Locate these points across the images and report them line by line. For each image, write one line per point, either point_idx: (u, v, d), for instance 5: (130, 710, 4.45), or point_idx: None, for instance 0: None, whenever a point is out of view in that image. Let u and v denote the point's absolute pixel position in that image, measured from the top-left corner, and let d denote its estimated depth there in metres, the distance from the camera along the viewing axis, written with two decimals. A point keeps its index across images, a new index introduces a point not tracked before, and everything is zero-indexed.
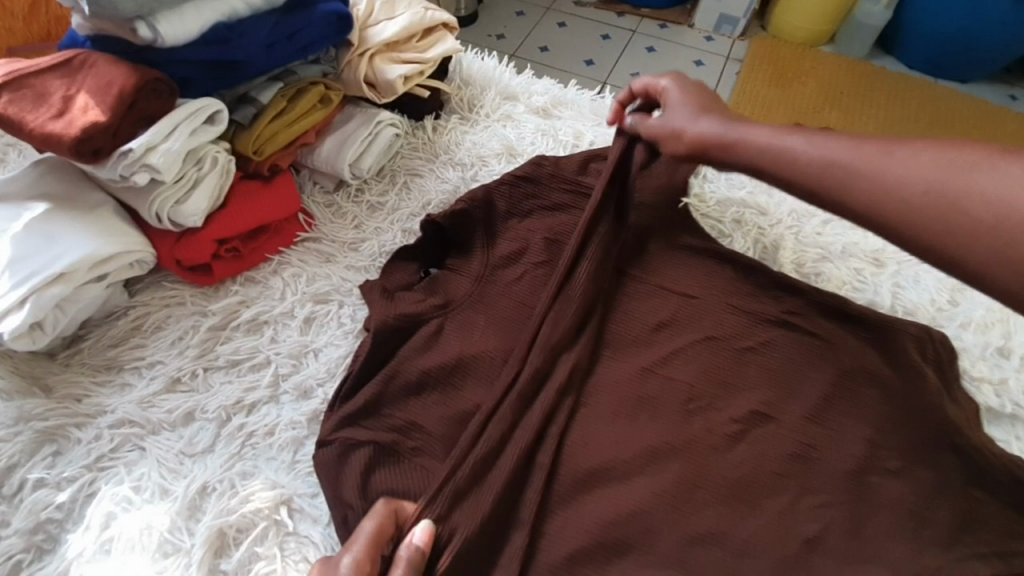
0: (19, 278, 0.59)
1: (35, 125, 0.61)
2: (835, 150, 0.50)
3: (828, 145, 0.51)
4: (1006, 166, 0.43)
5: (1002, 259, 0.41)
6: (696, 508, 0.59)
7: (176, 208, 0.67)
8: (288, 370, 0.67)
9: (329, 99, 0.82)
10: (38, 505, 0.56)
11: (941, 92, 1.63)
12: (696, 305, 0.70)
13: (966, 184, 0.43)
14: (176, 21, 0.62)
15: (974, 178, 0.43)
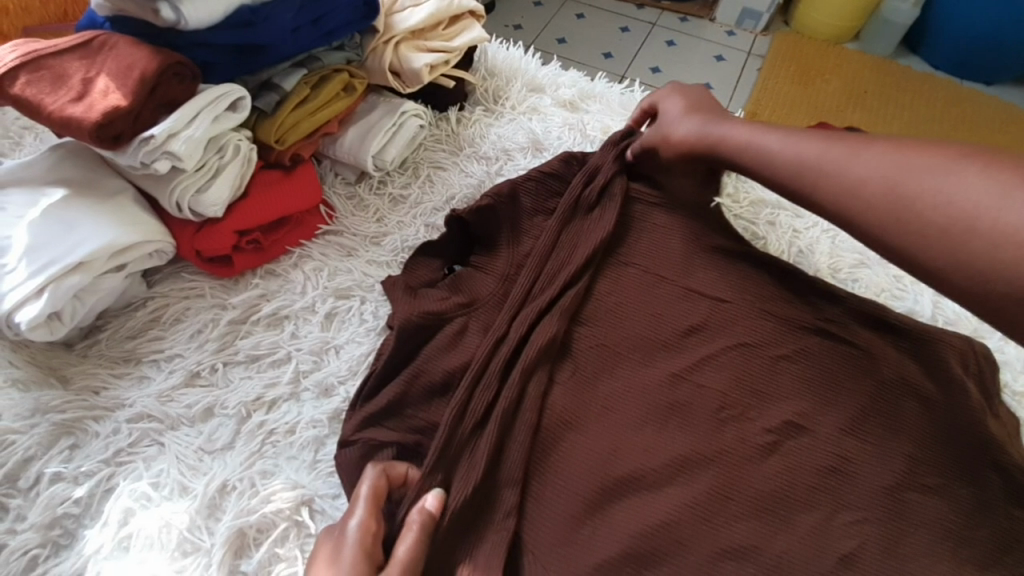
0: (37, 266, 0.57)
1: (55, 108, 0.59)
2: (798, 150, 0.52)
3: (794, 144, 0.52)
4: (948, 166, 0.43)
5: (940, 253, 0.42)
6: (726, 521, 0.57)
7: (197, 196, 0.65)
8: (309, 367, 0.65)
9: (352, 87, 0.80)
10: (54, 500, 0.55)
11: (968, 94, 1.58)
12: (727, 309, 0.68)
13: (907, 185, 0.44)
14: (201, 2, 0.60)
15: (916, 176, 0.44)
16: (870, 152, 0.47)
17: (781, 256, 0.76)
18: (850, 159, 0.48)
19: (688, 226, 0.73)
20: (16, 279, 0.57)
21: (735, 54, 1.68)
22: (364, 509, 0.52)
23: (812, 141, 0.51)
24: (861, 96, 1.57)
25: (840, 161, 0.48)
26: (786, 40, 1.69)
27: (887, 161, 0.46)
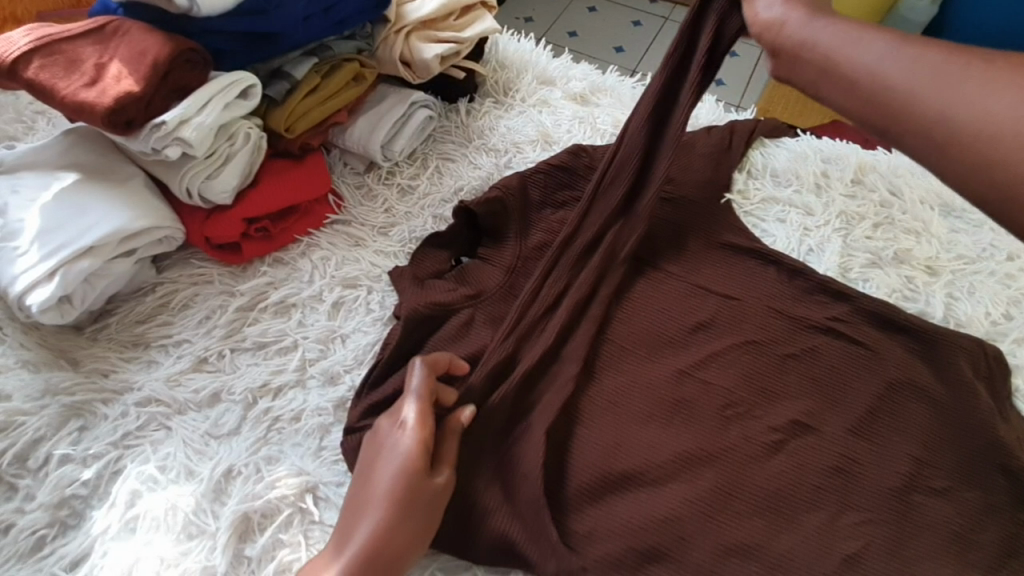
0: (50, 249, 0.58)
1: (68, 92, 0.59)
2: (913, 69, 0.41)
3: (904, 60, 0.42)
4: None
5: None
6: (731, 519, 0.57)
7: (207, 183, 0.66)
8: (315, 355, 0.65)
9: (363, 77, 0.79)
10: (63, 480, 0.56)
11: None
12: (735, 307, 0.68)
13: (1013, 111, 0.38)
14: None
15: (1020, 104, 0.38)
16: (986, 78, 0.40)
17: (790, 254, 0.75)
18: (966, 86, 0.40)
19: (695, 221, 0.74)
20: (29, 262, 0.58)
21: (749, 50, 1.71)
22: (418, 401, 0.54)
23: (930, 60, 0.42)
24: None
25: (949, 91, 0.40)
26: None
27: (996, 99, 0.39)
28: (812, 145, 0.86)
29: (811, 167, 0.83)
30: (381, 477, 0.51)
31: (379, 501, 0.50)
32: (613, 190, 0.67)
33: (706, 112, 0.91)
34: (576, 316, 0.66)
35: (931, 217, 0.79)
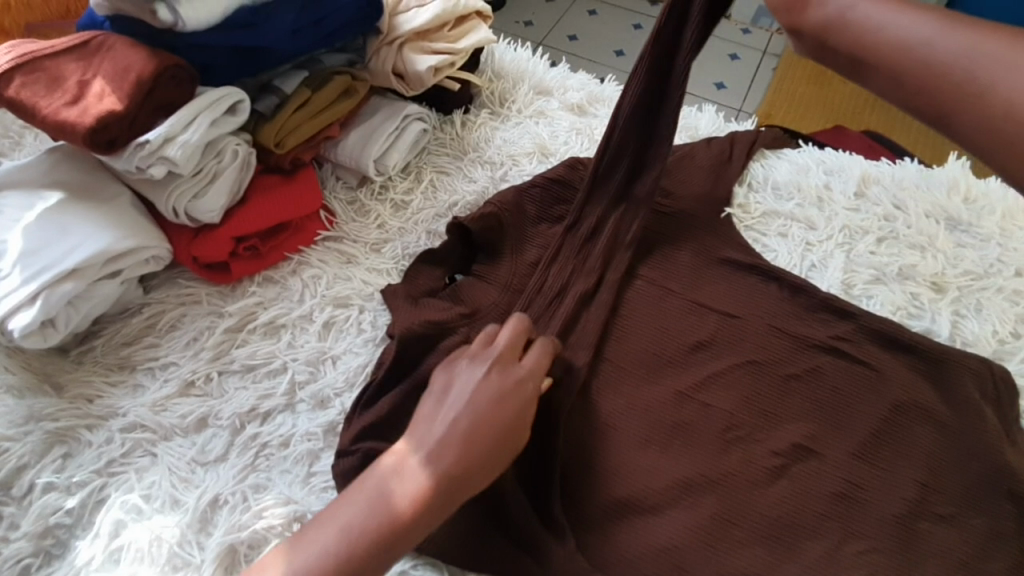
0: (32, 272, 0.57)
1: (49, 111, 0.58)
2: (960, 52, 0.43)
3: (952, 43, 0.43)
4: None
5: None
6: (730, 548, 0.55)
7: (194, 202, 0.64)
8: (305, 378, 0.64)
9: (354, 90, 0.78)
10: (46, 510, 0.54)
11: None
12: (736, 325, 0.67)
13: None
14: (198, 2, 0.59)
15: None
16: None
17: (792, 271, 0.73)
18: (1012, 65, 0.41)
19: (694, 237, 0.73)
20: (9, 286, 0.56)
21: (750, 52, 1.70)
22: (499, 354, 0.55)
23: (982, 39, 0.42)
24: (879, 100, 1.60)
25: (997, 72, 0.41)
26: None
27: (991, 46, 0.42)
28: (815, 156, 0.85)
29: (813, 179, 0.81)
30: (435, 426, 0.50)
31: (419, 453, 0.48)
32: (607, 188, 0.70)
33: (706, 123, 0.90)
34: (573, 336, 0.65)
35: (937, 231, 0.77)
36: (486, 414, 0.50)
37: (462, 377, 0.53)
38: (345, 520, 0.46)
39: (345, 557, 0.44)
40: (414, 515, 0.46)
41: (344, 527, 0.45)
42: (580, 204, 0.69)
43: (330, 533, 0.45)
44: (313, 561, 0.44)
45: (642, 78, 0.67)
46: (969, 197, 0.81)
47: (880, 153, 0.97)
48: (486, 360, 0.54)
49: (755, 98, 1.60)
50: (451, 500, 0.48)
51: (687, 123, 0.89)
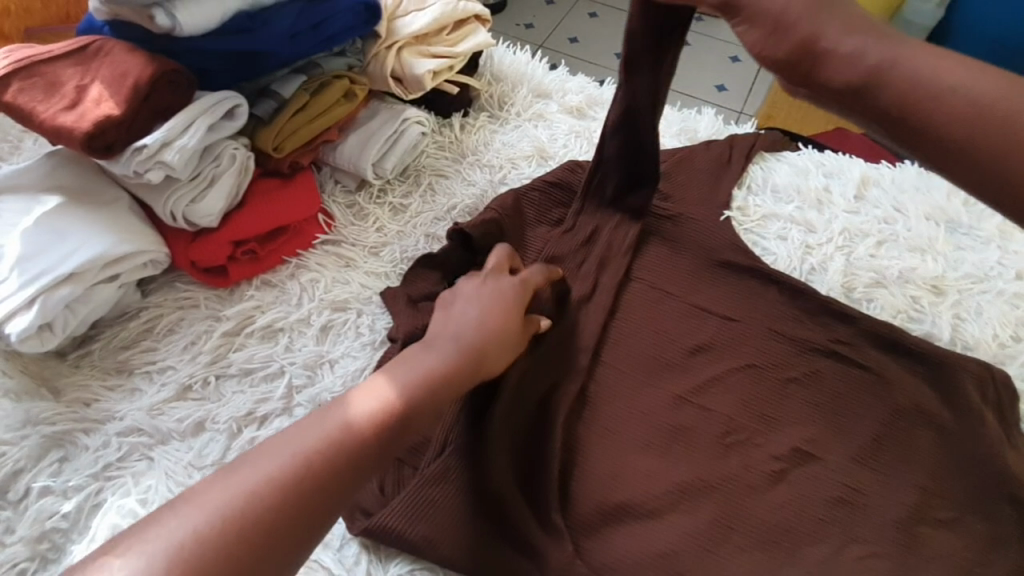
0: (30, 276, 0.57)
1: (47, 116, 0.58)
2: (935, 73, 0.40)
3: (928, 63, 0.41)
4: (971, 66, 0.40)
5: None
6: (730, 553, 0.55)
7: (192, 206, 0.64)
8: (302, 382, 0.63)
9: (354, 94, 0.77)
10: (43, 514, 0.54)
11: None
12: (735, 329, 0.66)
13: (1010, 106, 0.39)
14: (196, 8, 0.59)
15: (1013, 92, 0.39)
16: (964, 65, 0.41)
17: (791, 274, 0.73)
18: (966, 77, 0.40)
19: (693, 241, 0.73)
20: (6, 290, 0.56)
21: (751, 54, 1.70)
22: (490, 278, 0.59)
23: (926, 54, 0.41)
24: None
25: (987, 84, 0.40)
26: None
27: (957, 69, 0.40)
28: (814, 158, 0.84)
29: (813, 182, 0.81)
30: (444, 326, 0.54)
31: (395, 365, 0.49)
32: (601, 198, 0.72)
33: (706, 125, 0.89)
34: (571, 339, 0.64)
35: (937, 234, 0.76)
36: (484, 321, 0.54)
37: (459, 292, 0.58)
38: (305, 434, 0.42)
39: (301, 474, 0.40)
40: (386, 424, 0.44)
41: (310, 442, 0.41)
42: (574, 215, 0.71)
43: (286, 449, 0.41)
44: (263, 478, 0.39)
45: (614, 121, 0.68)
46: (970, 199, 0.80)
47: (881, 154, 0.97)
48: (478, 283, 0.59)
49: (756, 100, 1.60)
50: (424, 412, 0.47)
51: (687, 126, 0.89)
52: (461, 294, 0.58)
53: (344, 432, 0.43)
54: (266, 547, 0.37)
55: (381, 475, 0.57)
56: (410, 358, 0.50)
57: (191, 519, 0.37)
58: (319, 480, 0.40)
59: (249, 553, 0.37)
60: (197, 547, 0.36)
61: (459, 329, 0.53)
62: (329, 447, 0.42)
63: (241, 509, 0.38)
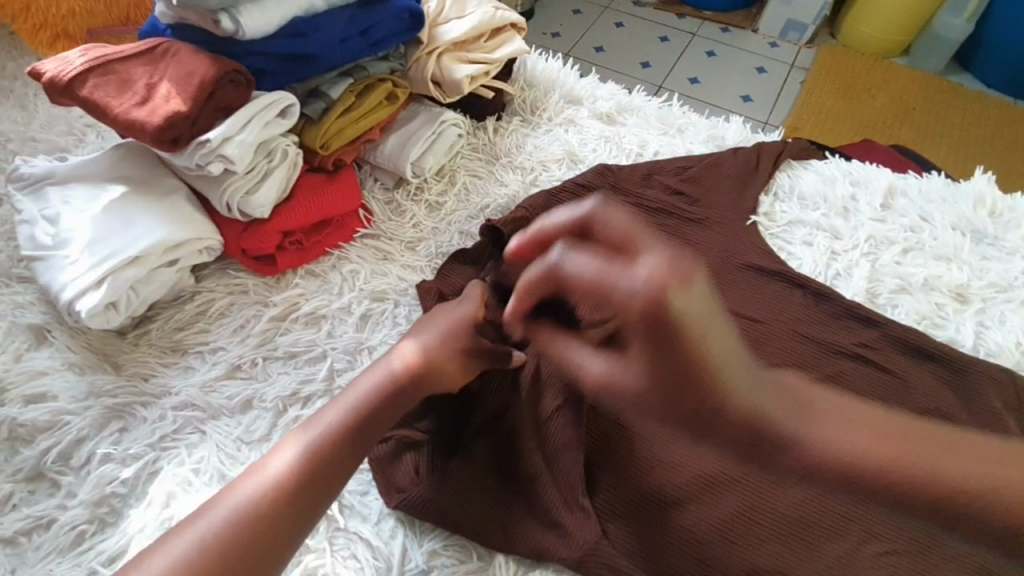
0: (100, 258, 0.62)
1: (120, 110, 0.63)
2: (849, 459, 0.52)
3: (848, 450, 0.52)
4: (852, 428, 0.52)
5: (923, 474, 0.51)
6: (751, 544, 0.56)
7: (246, 198, 0.68)
8: (343, 366, 0.67)
9: (396, 96, 0.82)
10: (103, 479, 0.58)
11: (1008, 110, 1.64)
12: (761, 330, 0.69)
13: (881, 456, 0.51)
14: (258, 13, 0.63)
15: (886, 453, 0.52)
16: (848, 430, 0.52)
17: (817, 278, 0.75)
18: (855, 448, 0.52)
19: (720, 245, 0.75)
20: (79, 270, 0.61)
21: (777, 65, 1.72)
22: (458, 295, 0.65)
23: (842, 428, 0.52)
24: (908, 111, 1.62)
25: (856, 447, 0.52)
26: (833, 55, 1.74)
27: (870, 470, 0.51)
28: (841, 167, 0.86)
29: (840, 190, 0.83)
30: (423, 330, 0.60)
31: (414, 333, 0.61)
32: None
33: (733, 133, 0.92)
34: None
35: (962, 243, 0.78)
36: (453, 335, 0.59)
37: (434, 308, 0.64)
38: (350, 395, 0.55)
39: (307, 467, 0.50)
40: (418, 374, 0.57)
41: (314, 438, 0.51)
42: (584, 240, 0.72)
43: (339, 405, 0.54)
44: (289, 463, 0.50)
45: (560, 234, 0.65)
46: (996, 211, 0.81)
47: (907, 164, 0.99)
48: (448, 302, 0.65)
49: (781, 111, 1.61)
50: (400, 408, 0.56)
51: (714, 133, 0.92)
52: (435, 311, 0.64)
53: (384, 384, 0.56)
54: (331, 478, 0.51)
55: (416, 456, 0.59)
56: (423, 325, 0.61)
57: (282, 462, 0.50)
58: (367, 422, 0.54)
59: (325, 480, 0.50)
60: (288, 482, 0.49)
61: (442, 314, 0.62)
62: (372, 397, 0.55)
63: (314, 447, 0.51)
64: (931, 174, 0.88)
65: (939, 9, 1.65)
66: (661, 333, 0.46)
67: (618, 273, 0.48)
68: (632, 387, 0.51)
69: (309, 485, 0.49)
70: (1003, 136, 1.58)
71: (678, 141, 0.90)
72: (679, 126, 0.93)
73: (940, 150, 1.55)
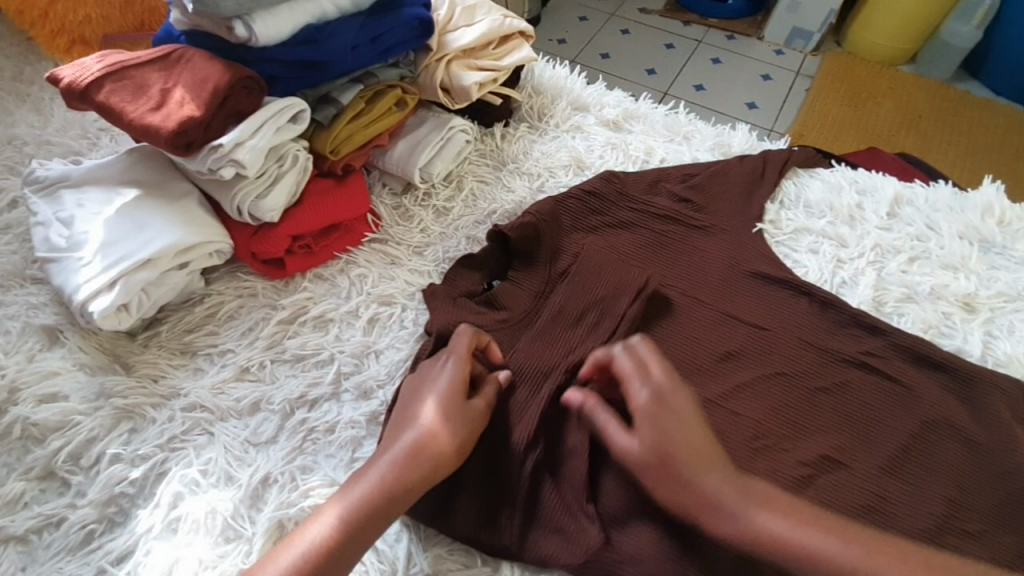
0: (113, 260, 0.63)
1: (135, 116, 0.64)
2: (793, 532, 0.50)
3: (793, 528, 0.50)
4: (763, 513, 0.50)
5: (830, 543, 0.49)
6: (759, 553, 0.55)
7: (257, 202, 0.69)
8: (350, 369, 0.68)
9: (405, 102, 0.83)
10: (112, 479, 0.58)
11: (1015, 117, 1.63)
12: (766, 338, 0.69)
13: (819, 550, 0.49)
14: (271, 20, 0.64)
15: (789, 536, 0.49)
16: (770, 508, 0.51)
17: (822, 286, 0.74)
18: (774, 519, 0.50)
19: (727, 252, 0.75)
20: (92, 272, 0.62)
21: (783, 73, 1.72)
22: (461, 354, 0.60)
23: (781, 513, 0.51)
24: (914, 119, 1.62)
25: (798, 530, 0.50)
26: (839, 63, 1.75)
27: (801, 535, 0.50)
28: (847, 175, 0.86)
29: (846, 199, 0.82)
30: (427, 396, 0.57)
31: (432, 399, 0.57)
32: (608, 267, 0.70)
33: (739, 140, 0.92)
34: (586, 350, 0.65)
35: (970, 253, 0.77)
36: (455, 402, 0.56)
37: (432, 368, 0.60)
38: (380, 467, 0.52)
39: (341, 531, 0.49)
40: (446, 458, 0.53)
41: (346, 504, 0.50)
42: (590, 257, 0.71)
43: (371, 477, 0.51)
44: (327, 528, 0.49)
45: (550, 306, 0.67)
46: (1004, 220, 0.81)
47: (914, 172, 0.98)
48: (450, 366, 0.59)
49: (788, 118, 1.61)
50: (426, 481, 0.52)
51: (721, 140, 0.92)
52: (434, 376, 0.59)
53: (415, 462, 0.52)
54: (366, 535, 0.49)
55: None
56: (442, 394, 0.57)
57: (319, 532, 0.48)
58: (400, 505, 0.51)
59: (357, 559, 0.49)
60: (327, 546, 0.48)
61: (451, 385, 0.57)
62: (402, 474, 0.52)
63: (349, 522, 0.49)
64: (938, 182, 0.88)
65: (949, 16, 1.64)
66: (661, 488, 0.52)
67: (642, 419, 0.55)
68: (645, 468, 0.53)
69: (349, 544, 0.49)
70: (1010, 145, 1.58)
71: (683, 148, 0.90)
72: (685, 133, 0.93)
73: (946, 158, 1.54)
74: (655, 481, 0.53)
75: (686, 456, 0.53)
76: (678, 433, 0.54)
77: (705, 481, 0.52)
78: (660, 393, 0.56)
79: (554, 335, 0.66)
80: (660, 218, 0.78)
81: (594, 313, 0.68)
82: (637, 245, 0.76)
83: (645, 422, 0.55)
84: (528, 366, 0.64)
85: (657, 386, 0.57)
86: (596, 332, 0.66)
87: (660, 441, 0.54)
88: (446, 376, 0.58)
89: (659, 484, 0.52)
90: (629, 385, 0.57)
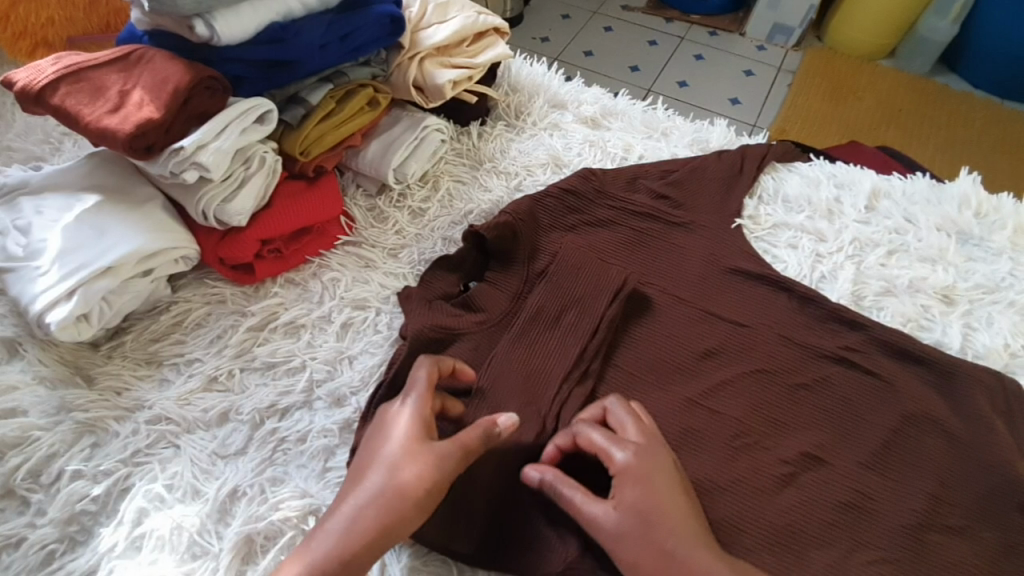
0: (70, 269, 0.60)
1: (92, 118, 0.61)
2: None
3: None
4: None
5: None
6: (737, 554, 0.54)
7: (223, 206, 0.67)
8: (322, 377, 0.66)
9: (377, 102, 0.82)
10: (73, 496, 0.56)
11: (992, 110, 1.65)
12: (747, 334, 0.68)
13: None
14: (233, 18, 0.62)
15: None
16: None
17: (802, 281, 0.74)
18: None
19: (707, 249, 0.75)
20: (49, 281, 0.60)
21: (764, 69, 1.73)
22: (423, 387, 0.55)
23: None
24: (894, 113, 1.63)
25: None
26: (819, 57, 1.76)
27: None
28: (826, 169, 0.86)
29: (824, 193, 0.82)
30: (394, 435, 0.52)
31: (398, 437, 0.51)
32: (585, 268, 0.69)
33: (718, 135, 0.91)
34: (565, 351, 0.64)
35: (948, 245, 0.77)
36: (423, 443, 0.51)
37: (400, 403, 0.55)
38: (348, 518, 0.47)
39: None
40: (407, 516, 0.48)
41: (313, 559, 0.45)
42: (567, 256, 0.70)
43: (338, 528, 0.47)
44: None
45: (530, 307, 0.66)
46: (981, 212, 0.81)
47: (893, 165, 0.98)
48: (407, 407, 0.53)
49: (769, 114, 1.62)
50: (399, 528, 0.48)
51: (699, 136, 0.91)
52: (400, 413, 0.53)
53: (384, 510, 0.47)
54: None
55: None
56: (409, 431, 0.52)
57: None
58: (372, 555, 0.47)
59: None
60: None
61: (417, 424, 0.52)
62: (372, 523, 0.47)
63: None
64: (915, 175, 0.88)
65: (926, 12, 1.66)
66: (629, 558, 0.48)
67: (624, 485, 0.50)
68: (614, 539, 0.49)
69: None
70: (988, 138, 1.59)
71: (662, 145, 0.89)
72: (664, 130, 0.93)
73: (925, 151, 1.55)
74: (634, 552, 0.48)
75: (671, 527, 0.48)
76: (655, 494, 0.50)
77: (693, 555, 0.47)
78: (644, 455, 0.52)
79: (531, 337, 0.65)
80: (638, 215, 0.77)
81: (572, 313, 0.66)
82: (614, 244, 0.75)
83: (624, 487, 0.50)
84: (506, 368, 0.62)
85: (637, 446, 0.53)
86: (574, 333, 0.65)
87: (637, 506, 0.49)
88: (403, 420, 0.53)
89: (638, 552, 0.47)
90: (608, 448, 0.53)
